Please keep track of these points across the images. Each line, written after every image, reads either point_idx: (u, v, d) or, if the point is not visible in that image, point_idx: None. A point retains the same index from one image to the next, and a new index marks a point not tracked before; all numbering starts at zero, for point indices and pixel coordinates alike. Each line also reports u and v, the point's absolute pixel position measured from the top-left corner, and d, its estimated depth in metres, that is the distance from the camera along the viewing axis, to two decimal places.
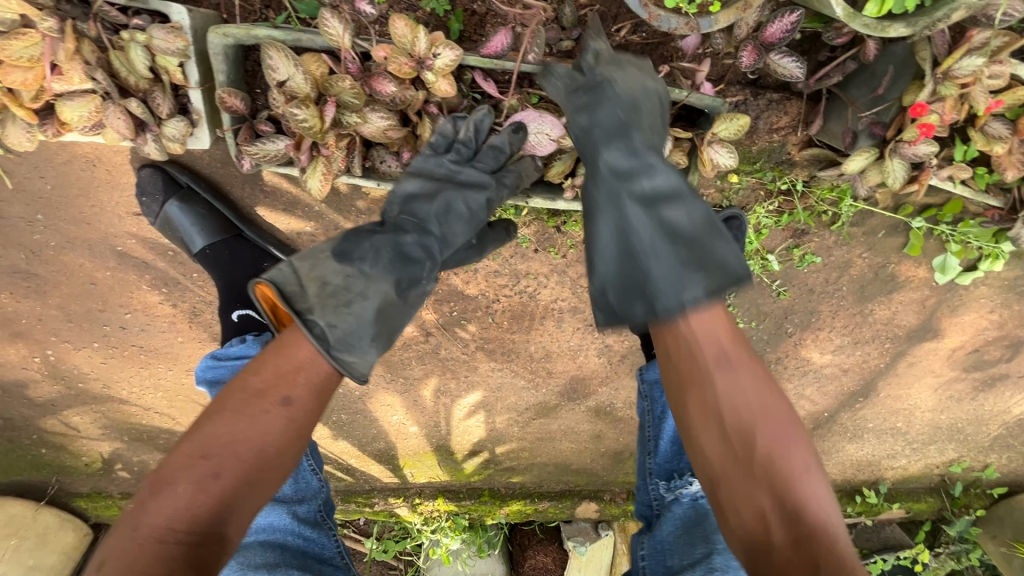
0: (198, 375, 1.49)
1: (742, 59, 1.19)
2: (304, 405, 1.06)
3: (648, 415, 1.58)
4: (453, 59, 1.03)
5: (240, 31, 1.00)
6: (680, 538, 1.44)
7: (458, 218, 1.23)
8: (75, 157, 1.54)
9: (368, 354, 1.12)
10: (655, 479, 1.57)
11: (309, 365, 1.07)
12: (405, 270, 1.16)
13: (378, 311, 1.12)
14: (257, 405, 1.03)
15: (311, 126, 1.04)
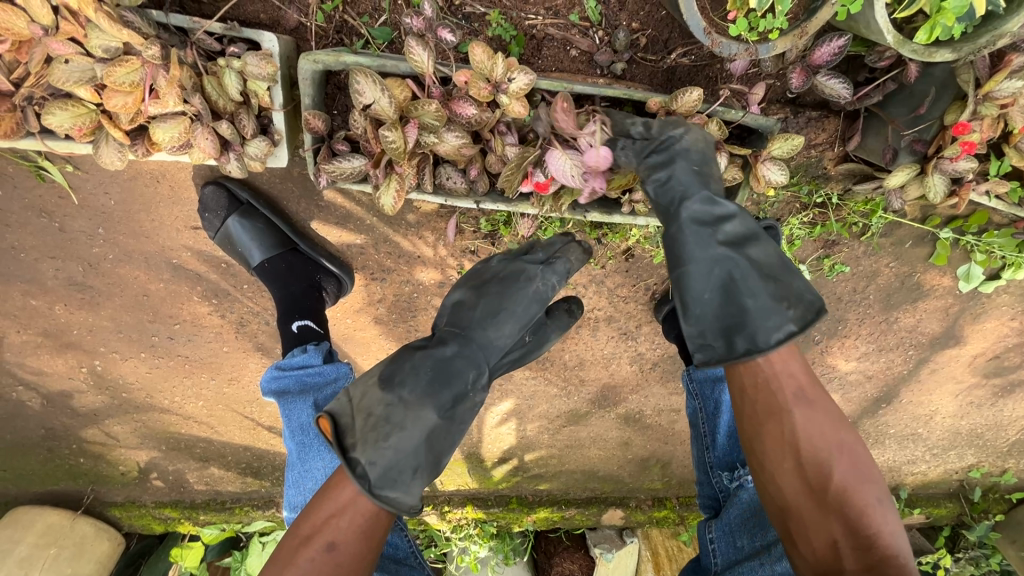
0: (263, 385, 1.51)
1: (792, 81, 1.29)
2: (347, 549, 1.09)
3: (702, 412, 1.61)
4: (527, 83, 1.10)
5: (330, 57, 1.07)
6: (746, 521, 1.43)
7: (506, 318, 1.31)
8: (139, 173, 1.60)
9: (411, 486, 1.12)
10: (717, 471, 1.57)
11: (352, 508, 1.11)
12: (443, 392, 1.17)
13: (418, 442, 1.13)
14: (302, 552, 1.09)
15: (397, 146, 1.11)
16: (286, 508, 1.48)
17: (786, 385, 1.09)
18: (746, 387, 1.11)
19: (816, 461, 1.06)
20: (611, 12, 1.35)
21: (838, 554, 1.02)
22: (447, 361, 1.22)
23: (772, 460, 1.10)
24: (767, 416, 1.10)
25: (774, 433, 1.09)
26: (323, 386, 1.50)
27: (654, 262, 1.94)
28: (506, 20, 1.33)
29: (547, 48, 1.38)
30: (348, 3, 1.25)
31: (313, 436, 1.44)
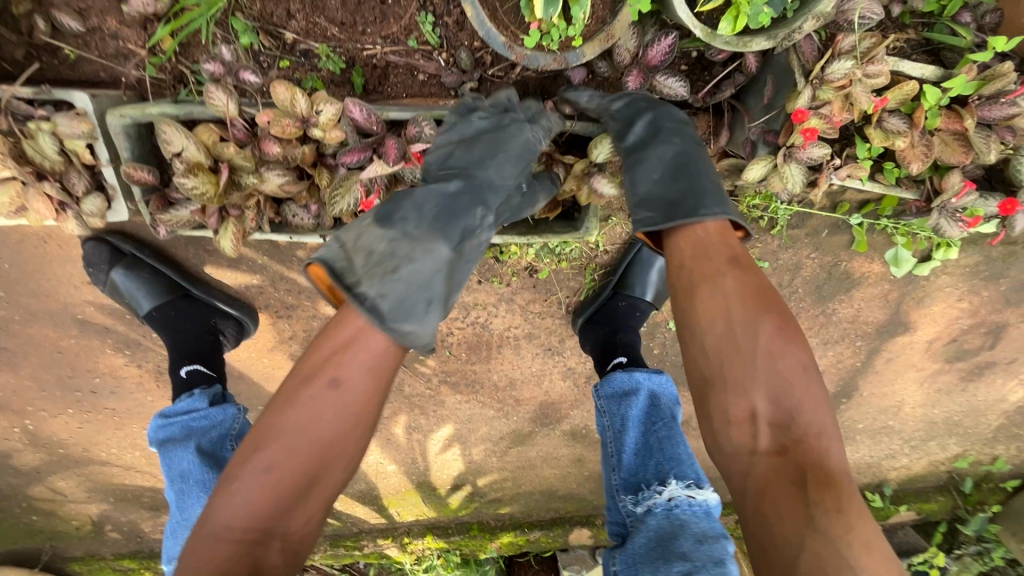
0: (149, 436, 1.53)
1: (629, 84, 1.25)
2: (354, 386, 0.97)
3: (609, 431, 1.68)
4: (335, 114, 1.09)
5: (135, 110, 1.09)
6: (650, 552, 1.40)
7: (507, 160, 1.17)
8: (27, 235, 1.63)
9: (428, 319, 1.04)
10: (623, 494, 1.58)
11: (358, 340, 0.99)
12: (451, 226, 1.08)
13: (429, 275, 1.04)
14: (302, 388, 0.96)
15: (205, 191, 1.11)
16: (166, 561, 1.48)
17: (718, 248, 1.07)
18: (684, 257, 1.09)
19: (751, 325, 1.00)
20: (450, 34, 1.33)
21: (755, 431, 0.96)
22: (453, 198, 1.11)
23: (703, 329, 1.02)
24: (703, 286, 1.05)
25: (709, 297, 1.03)
26: (207, 429, 1.54)
27: (562, 274, 1.92)
28: (339, 53, 1.32)
29: (393, 75, 1.37)
30: (180, 52, 1.26)
31: (190, 482, 1.45)
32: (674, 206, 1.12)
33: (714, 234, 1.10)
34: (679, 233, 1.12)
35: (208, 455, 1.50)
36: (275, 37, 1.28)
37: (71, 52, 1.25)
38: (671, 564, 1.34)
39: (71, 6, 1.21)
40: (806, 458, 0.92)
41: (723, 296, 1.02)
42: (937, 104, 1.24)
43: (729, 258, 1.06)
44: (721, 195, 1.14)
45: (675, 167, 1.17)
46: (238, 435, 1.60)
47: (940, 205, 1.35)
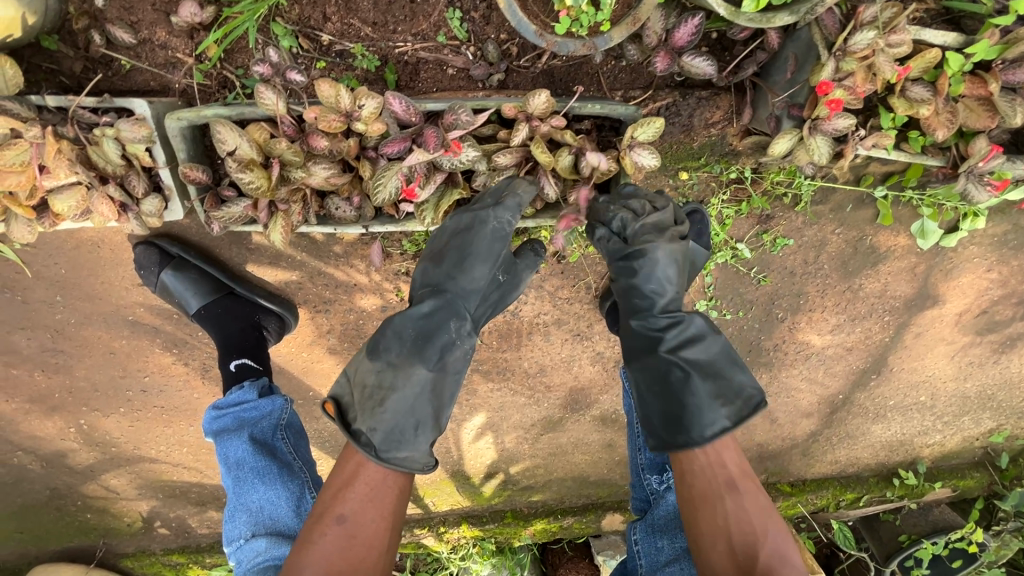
0: (205, 427, 1.60)
1: (657, 65, 1.28)
2: (356, 517, 1.14)
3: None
4: (377, 107, 1.15)
5: (191, 113, 1.16)
6: (669, 522, 1.52)
7: (475, 263, 1.27)
8: (81, 241, 1.72)
9: (417, 442, 1.19)
10: (649, 474, 1.60)
11: (362, 479, 1.17)
12: (428, 348, 1.21)
13: (412, 400, 1.17)
14: (317, 527, 1.14)
15: (260, 185, 1.18)
16: (224, 545, 1.52)
17: (719, 473, 1.25)
18: (685, 474, 1.27)
19: (746, 542, 1.18)
20: (477, 28, 1.39)
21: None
22: (427, 325, 1.23)
23: (705, 545, 1.21)
24: (702, 504, 1.24)
25: (710, 520, 1.22)
26: (259, 420, 1.59)
27: (589, 259, 1.97)
28: (373, 51, 1.38)
29: (423, 70, 1.42)
30: (225, 59, 1.34)
31: (245, 470, 1.51)
32: (675, 426, 1.27)
33: (711, 453, 1.26)
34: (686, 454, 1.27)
35: (261, 444, 1.56)
36: (311, 39, 1.35)
37: (125, 63, 1.33)
38: (689, 534, 1.46)
39: (125, 20, 1.30)
40: None
41: (725, 520, 1.21)
42: (961, 71, 1.25)
43: (727, 481, 1.24)
44: (718, 401, 1.25)
45: (670, 383, 1.28)
46: (288, 424, 1.64)
47: (967, 170, 1.37)
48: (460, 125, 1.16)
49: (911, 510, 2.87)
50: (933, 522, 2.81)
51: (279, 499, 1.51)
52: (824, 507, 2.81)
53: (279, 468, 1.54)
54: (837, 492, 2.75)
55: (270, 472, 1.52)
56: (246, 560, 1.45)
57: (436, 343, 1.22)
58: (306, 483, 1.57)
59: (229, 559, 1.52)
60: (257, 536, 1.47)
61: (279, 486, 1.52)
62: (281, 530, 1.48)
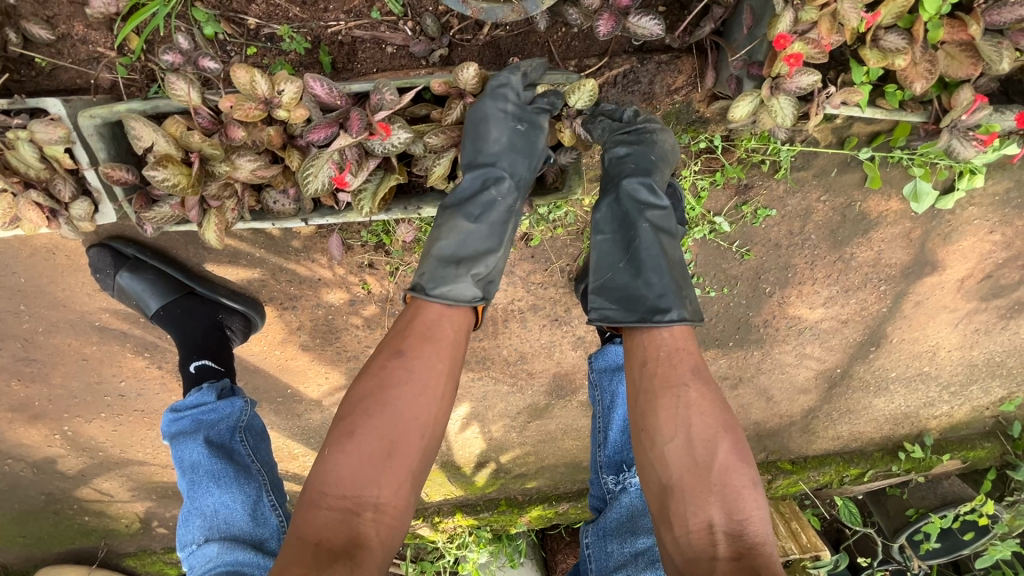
0: (164, 431, 1.58)
1: (600, 29, 1.17)
2: (417, 353, 1.06)
3: (599, 405, 1.65)
4: (296, 92, 1.08)
5: (104, 110, 1.10)
6: (620, 526, 1.50)
7: (490, 126, 1.16)
8: (36, 249, 1.68)
9: (460, 281, 1.13)
10: (605, 473, 1.60)
11: (435, 320, 1.10)
12: (465, 203, 1.18)
13: (450, 245, 1.16)
14: (377, 365, 1.06)
15: (178, 182, 1.11)
16: (178, 550, 1.50)
17: (683, 360, 1.17)
18: (647, 362, 1.19)
19: (706, 439, 1.11)
20: (412, 1, 1.30)
21: (713, 539, 1.04)
22: (469, 187, 1.19)
23: (663, 437, 1.12)
24: (663, 392, 1.15)
25: (669, 413, 1.13)
26: (217, 422, 1.56)
27: (559, 242, 1.84)
28: (302, 33, 1.30)
29: (360, 50, 1.34)
30: (148, 51, 1.27)
31: (201, 472, 1.49)
32: (632, 307, 1.24)
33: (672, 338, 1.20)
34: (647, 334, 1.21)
35: (218, 447, 1.54)
36: (236, 23, 1.27)
37: (45, 61, 1.28)
38: (638, 537, 1.44)
39: (40, 16, 1.24)
40: (760, 563, 1.00)
41: (682, 408, 1.13)
42: (937, 14, 1.14)
43: (692, 370, 1.16)
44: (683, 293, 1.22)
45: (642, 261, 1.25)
46: (249, 425, 1.61)
47: (950, 125, 1.25)
48: (387, 103, 1.09)
49: (919, 483, 2.78)
50: (942, 496, 2.72)
51: (234, 502, 1.49)
52: (827, 484, 2.73)
53: (236, 471, 1.52)
54: (840, 467, 2.67)
55: (226, 475, 1.50)
56: (198, 565, 1.44)
57: (478, 198, 1.19)
58: (264, 485, 1.55)
59: (184, 565, 1.50)
60: (210, 540, 1.45)
61: (235, 489, 1.49)
62: (234, 535, 1.45)
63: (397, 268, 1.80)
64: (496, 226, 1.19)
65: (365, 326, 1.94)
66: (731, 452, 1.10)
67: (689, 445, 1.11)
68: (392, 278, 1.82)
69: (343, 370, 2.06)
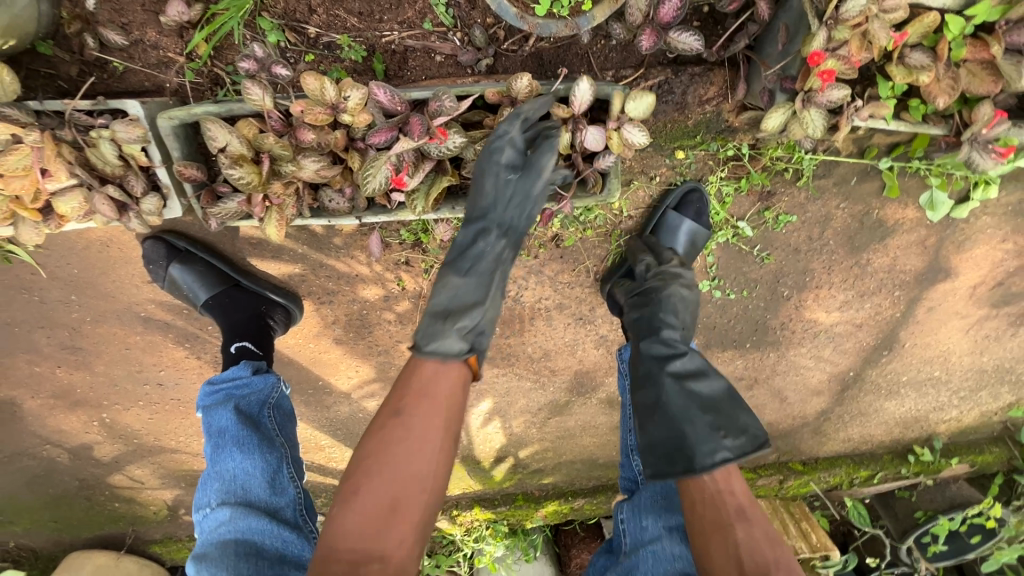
0: (200, 402, 1.68)
1: (642, 43, 1.25)
2: (414, 411, 1.13)
3: (630, 393, 1.74)
4: (362, 97, 1.16)
5: (182, 111, 1.19)
6: (655, 503, 1.54)
7: (485, 180, 1.25)
8: (90, 241, 1.76)
9: (447, 336, 1.18)
10: (637, 454, 1.67)
11: (432, 377, 1.17)
12: (461, 259, 1.26)
13: (444, 301, 1.23)
14: (380, 426, 1.14)
15: (251, 180, 1.20)
16: (194, 511, 1.58)
17: (730, 501, 1.27)
18: (696, 505, 1.28)
19: (758, 572, 1.17)
20: (463, 13, 1.38)
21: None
22: (462, 242, 1.27)
23: (718, 574, 1.19)
24: (714, 532, 1.24)
25: (721, 547, 1.21)
26: (248, 394, 1.65)
27: (588, 243, 1.90)
28: (359, 42, 1.38)
29: (411, 58, 1.42)
30: (215, 56, 1.35)
31: (226, 437, 1.57)
32: (673, 457, 1.30)
33: (725, 485, 1.28)
34: (689, 484, 1.30)
35: (245, 416, 1.62)
36: (299, 32, 1.35)
37: (119, 64, 1.35)
38: (675, 514, 1.50)
39: (116, 22, 1.31)
40: None
41: (735, 544, 1.21)
42: (961, 34, 1.22)
43: (736, 507, 1.26)
44: (717, 434, 1.28)
45: (671, 409, 1.34)
46: (276, 404, 1.71)
47: (970, 137, 1.32)
48: (446, 107, 1.16)
49: (928, 487, 2.83)
50: (950, 499, 2.76)
51: (254, 470, 1.55)
52: (837, 486, 2.79)
53: (260, 440, 1.59)
54: (850, 469, 2.73)
55: (250, 442, 1.57)
56: (209, 528, 1.50)
57: (473, 250, 1.27)
58: (283, 457, 1.61)
59: (195, 527, 1.57)
60: (224, 504, 1.51)
61: (256, 456, 1.56)
62: (250, 501, 1.51)
63: (432, 266, 1.89)
64: (487, 275, 1.26)
65: (397, 321, 2.03)
66: None
67: None
68: (427, 275, 1.92)
69: (374, 363, 2.14)
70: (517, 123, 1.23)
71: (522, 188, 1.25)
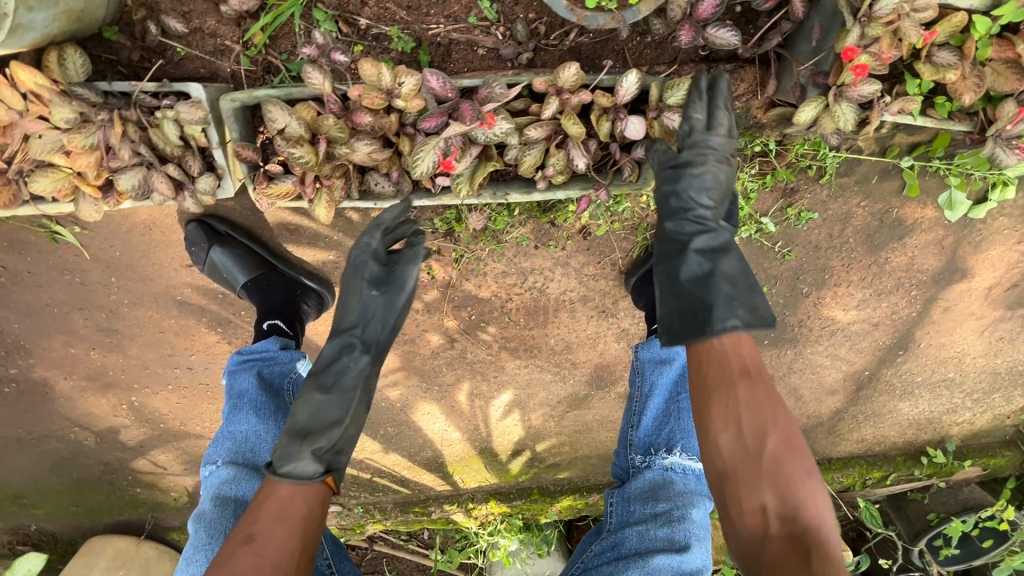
0: (226, 367, 1.75)
1: (681, 39, 1.32)
2: (267, 536, 1.20)
3: (638, 390, 1.85)
4: (416, 84, 1.21)
5: (244, 94, 1.26)
6: (642, 492, 1.72)
7: (351, 296, 1.54)
8: (134, 224, 1.83)
9: (303, 458, 1.33)
10: (634, 450, 1.80)
11: (289, 500, 1.28)
12: (327, 373, 1.46)
13: (308, 416, 1.40)
14: (230, 549, 1.19)
15: (308, 160, 1.26)
16: (202, 463, 1.65)
17: (733, 360, 1.25)
18: (702, 362, 1.28)
19: (757, 428, 1.19)
20: (506, 9, 1.45)
21: (766, 520, 1.15)
22: (330, 356, 1.48)
23: (717, 429, 1.22)
24: (716, 389, 1.24)
25: (721, 405, 1.22)
26: (270, 363, 1.74)
27: (614, 235, 1.96)
28: (408, 34, 1.44)
29: (455, 51, 1.48)
30: (270, 45, 1.41)
31: (245, 400, 1.65)
32: (685, 323, 1.29)
33: (731, 347, 1.26)
34: (699, 348, 1.28)
35: (266, 384, 1.71)
36: (350, 23, 1.41)
37: (181, 50, 1.41)
38: (658, 502, 1.68)
39: (178, 11, 1.38)
40: (811, 547, 1.11)
41: (735, 402, 1.22)
42: (987, 34, 1.28)
43: (741, 368, 1.24)
44: (734, 305, 1.26)
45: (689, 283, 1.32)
46: (296, 380, 1.78)
47: (996, 134, 1.39)
48: (497, 94, 1.23)
49: (940, 488, 2.81)
50: (962, 501, 2.75)
51: (266, 434, 1.64)
52: (850, 486, 2.81)
53: (277, 408, 1.68)
54: (863, 470, 2.76)
55: (267, 408, 1.66)
56: (212, 484, 1.58)
57: (335, 364, 1.47)
58: None
59: (202, 478, 1.65)
60: (231, 463, 1.59)
61: (271, 422, 1.64)
62: (258, 465, 1.60)
63: (462, 255, 1.95)
64: (347, 391, 1.45)
65: (425, 311, 2.13)
66: (781, 441, 1.19)
67: (741, 435, 1.20)
68: (457, 264, 1.98)
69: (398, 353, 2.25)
70: (375, 236, 1.55)
71: (383, 299, 1.54)
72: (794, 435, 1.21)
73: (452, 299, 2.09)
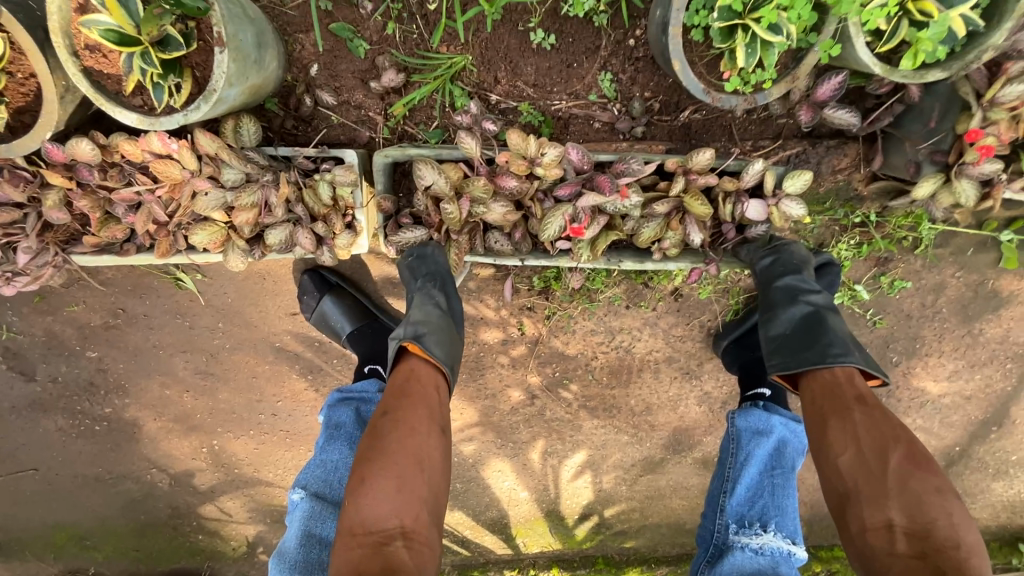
0: (325, 402, 1.78)
1: (800, 118, 1.42)
2: (404, 405, 1.29)
3: (731, 459, 1.75)
4: (558, 155, 1.31)
5: (398, 151, 1.43)
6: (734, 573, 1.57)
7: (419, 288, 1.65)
8: (251, 274, 1.98)
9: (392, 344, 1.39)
10: (724, 521, 1.68)
11: (414, 377, 1.36)
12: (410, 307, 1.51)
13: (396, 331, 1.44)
14: (376, 425, 1.28)
15: (453, 216, 1.37)
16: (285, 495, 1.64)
17: (846, 387, 1.31)
18: (814, 392, 1.34)
19: (877, 446, 1.21)
20: (625, 87, 1.56)
21: (893, 537, 1.12)
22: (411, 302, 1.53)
23: (834, 451, 1.25)
24: (832, 414, 1.29)
25: (839, 429, 1.26)
26: (366, 402, 1.75)
27: (704, 299, 2.02)
28: (535, 109, 1.57)
29: (573, 124, 1.59)
30: (408, 117, 1.55)
31: (342, 432, 1.68)
32: (802, 350, 1.37)
33: (842, 378, 1.32)
34: (810, 377, 1.36)
35: (361, 422, 1.72)
36: (484, 99, 1.55)
37: (339, 120, 1.56)
38: None
39: (330, 85, 1.53)
40: (944, 561, 1.06)
41: (852, 426, 1.25)
42: None
43: (856, 396, 1.30)
44: (848, 344, 1.36)
45: (803, 324, 1.42)
46: None
47: None
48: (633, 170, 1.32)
49: None
50: None
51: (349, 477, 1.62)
52: None
53: None
54: None
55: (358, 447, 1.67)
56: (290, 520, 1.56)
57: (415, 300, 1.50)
58: None
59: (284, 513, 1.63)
60: (309, 497, 1.57)
61: None
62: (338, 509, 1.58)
63: (555, 312, 2.03)
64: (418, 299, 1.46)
65: (510, 364, 2.15)
66: (905, 459, 1.19)
67: (862, 455, 1.22)
68: (548, 321, 2.06)
69: (478, 407, 2.25)
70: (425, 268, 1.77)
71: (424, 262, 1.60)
72: (921, 456, 1.20)
73: (539, 354, 2.13)
